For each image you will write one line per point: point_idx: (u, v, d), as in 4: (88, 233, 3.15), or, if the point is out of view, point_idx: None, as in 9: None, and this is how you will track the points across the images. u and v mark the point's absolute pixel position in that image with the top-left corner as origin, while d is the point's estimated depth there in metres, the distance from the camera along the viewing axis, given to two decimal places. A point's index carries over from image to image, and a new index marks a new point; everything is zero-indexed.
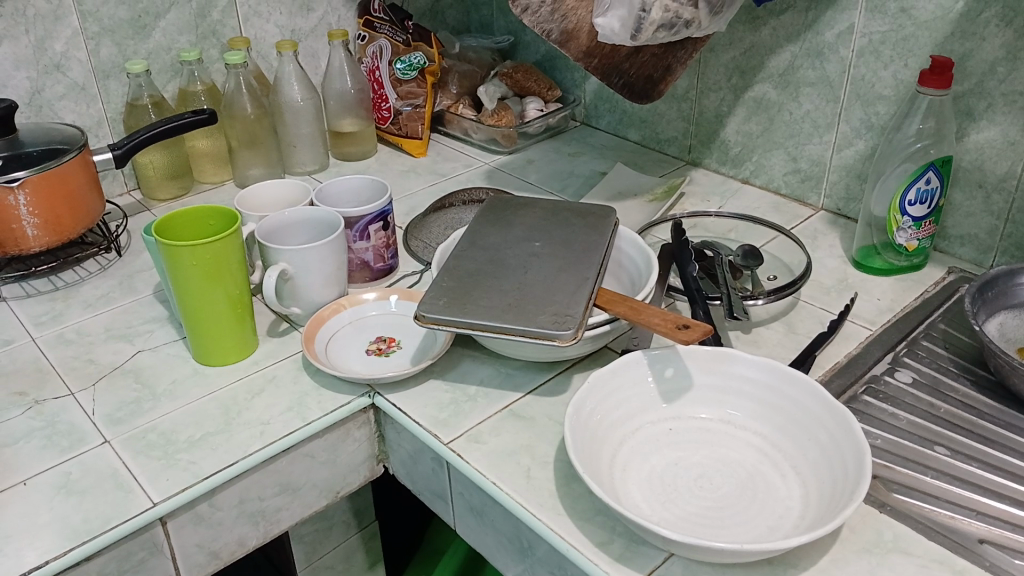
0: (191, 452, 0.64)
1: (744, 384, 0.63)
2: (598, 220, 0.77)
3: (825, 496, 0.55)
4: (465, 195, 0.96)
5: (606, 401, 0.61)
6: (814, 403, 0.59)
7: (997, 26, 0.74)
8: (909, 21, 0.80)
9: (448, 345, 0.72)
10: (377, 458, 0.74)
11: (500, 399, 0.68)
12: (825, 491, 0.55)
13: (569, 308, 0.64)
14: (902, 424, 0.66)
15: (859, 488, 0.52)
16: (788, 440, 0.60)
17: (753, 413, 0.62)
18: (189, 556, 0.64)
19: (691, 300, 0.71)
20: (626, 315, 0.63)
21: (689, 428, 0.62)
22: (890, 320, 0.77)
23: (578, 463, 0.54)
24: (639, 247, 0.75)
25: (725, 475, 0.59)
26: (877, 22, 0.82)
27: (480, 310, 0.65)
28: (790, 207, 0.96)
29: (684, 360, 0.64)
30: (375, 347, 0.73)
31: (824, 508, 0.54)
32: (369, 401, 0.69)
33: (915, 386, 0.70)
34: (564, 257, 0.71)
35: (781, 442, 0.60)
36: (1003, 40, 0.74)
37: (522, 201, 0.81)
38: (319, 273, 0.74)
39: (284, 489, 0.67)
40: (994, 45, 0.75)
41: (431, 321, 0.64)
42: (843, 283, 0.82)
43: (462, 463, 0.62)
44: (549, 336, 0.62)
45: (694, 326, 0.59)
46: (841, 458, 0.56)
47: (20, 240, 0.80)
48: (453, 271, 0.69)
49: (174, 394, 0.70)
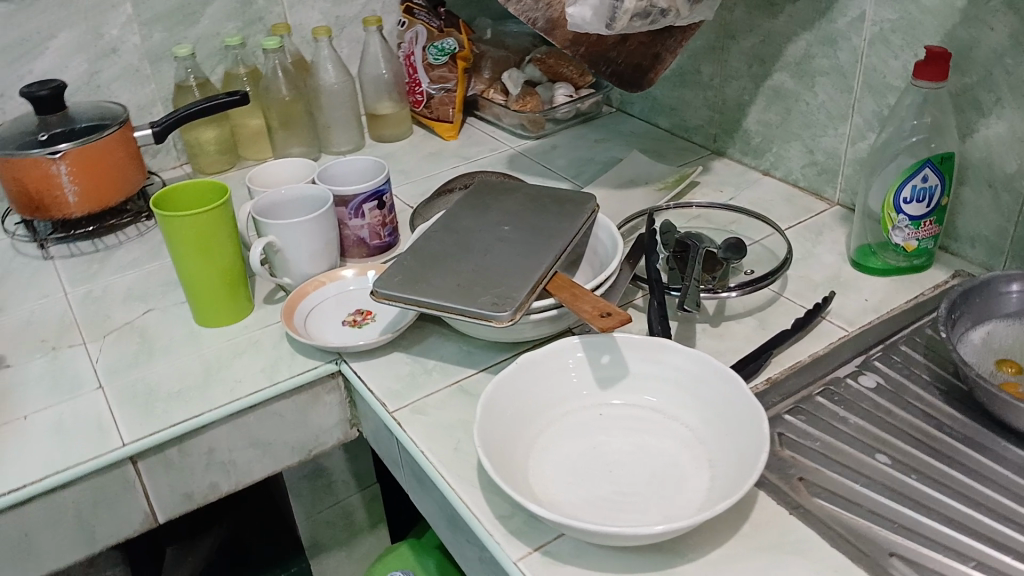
0: (168, 402, 0.71)
1: (677, 376, 0.63)
2: (575, 207, 0.77)
3: (725, 489, 0.55)
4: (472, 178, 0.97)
5: (533, 383, 0.63)
6: (736, 396, 0.58)
7: (1005, 14, 0.69)
8: (917, 9, 0.76)
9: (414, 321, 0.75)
10: (351, 423, 0.78)
11: (454, 374, 0.71)
12: (727, 484, 0.55)
13: (512, 291, 0.66)
14: (848, 429, 0.64)
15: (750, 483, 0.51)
16: (712, 434, 0.60)
17: (684, 405, 0.62)
18: (162, 496, 0.71)
19: (650, 289, 0.71)
20: (565, 300, 0.64)
21: (619, 414, 0.63)
22: (872, 320, 0.74)
23: (482, 439, 0.57)
24: (610, 233, 0.76)
25: (643, 464, 0.59)
26: (887, 10, 0.78)
27: (433, 287, 0.68)
28: (805, 200, 0.93)
29: (621, 349, 0.64)
30: (352, 319, 0.78)
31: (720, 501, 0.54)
32: (337, 368, 0.74)
33: (877, 392, 0.68)
34: (527, 241, 0.73)
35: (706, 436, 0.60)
36: (1010, 30, 0.69)
37: (510, 187, 0.83)
38: (306, 246, 0.79)
39: (255, 443, 0.73)
40: (1002, 34, 0.70)
41: (384, 297, 0.68)
42: (834, 281, 0.80)
43: (402, 431, 0.66)
44: (486, 316, 0.64)
45: (614, 314, 0.60)
46: (749, 454, 0.55)
47: (63, 205, 0.89)
48: (419, 251, 0.72)
49: (169, 350, 0.77)
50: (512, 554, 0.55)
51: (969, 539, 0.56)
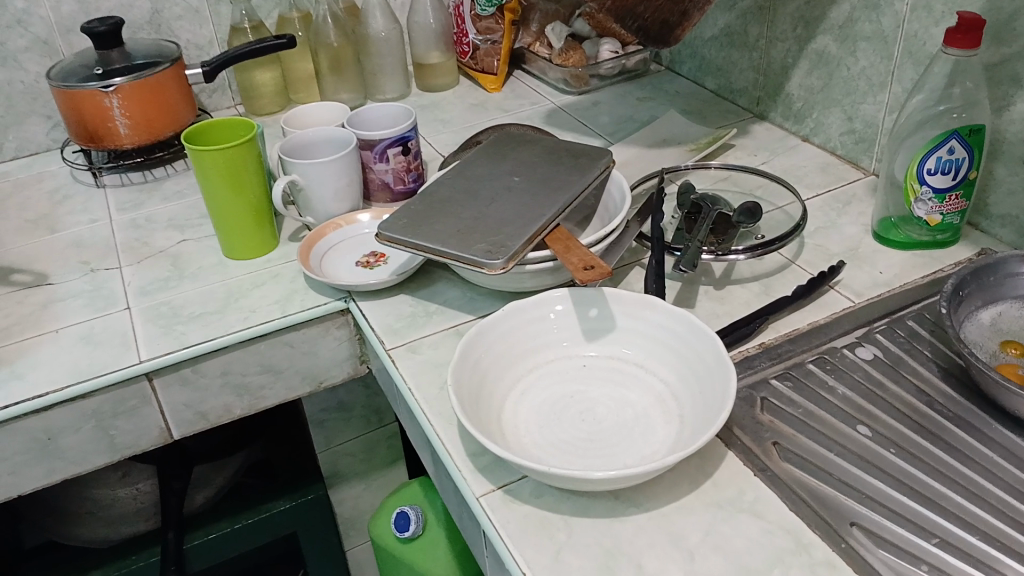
0: (186, 325, 0.75)
1: (660, 332, 0.63)
2: (588, 162, 0.78)
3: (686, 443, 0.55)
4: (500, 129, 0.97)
5: (519, 330, 0.64)
6: (711, 355, 0.58)
7: None
8: None
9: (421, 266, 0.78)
10: (360, 359, 0.82)
11: (453, 318, 0.73)
12: (690, 439, 0.55)
13: (509, 240, 0.67)
14: (834, 398, 0.64)
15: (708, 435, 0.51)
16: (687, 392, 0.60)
17: (665, 361, 0.63)
18: (177, 411, 0.76)
19: (652, 247, 0.72)
20: (557, 251, 0.65)
21: (602, 367, 0.64)
22: (881, 294, 0.73)
23: (457, 376, 0.59)
24: (620, 189, 0.76)
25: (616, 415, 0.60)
26: None
27: (433, 233, 0.70)
28: (839, 169, 0.90)
29: (609, 304, 0.65)
30: (365, 260, 0.80)
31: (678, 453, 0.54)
32: (346, 305, 0.77)
33: (873, 366, 0.66)
34: (534, 192, 0.74)
35: (681, 394, 0.60)
36: None
37: (529, 138, 0.84)
38: (327, 187, 0.82)
39: (267, 370, 0.77)
40: None
41: (387, 239, 0.70)
42: (851, 252, 0.78)
43: (395, 369, 0.69)
44: (480, 263, 0.66)
45: (596, 267, 0.61)
46: (715, 409, 0.55)
47: (116, 137, 0.94)
48: (427, 198, 0.75)
49: (196, 277, 0.81)
50: (475, 489, 0.57)
51: (938, 518, 0.54)
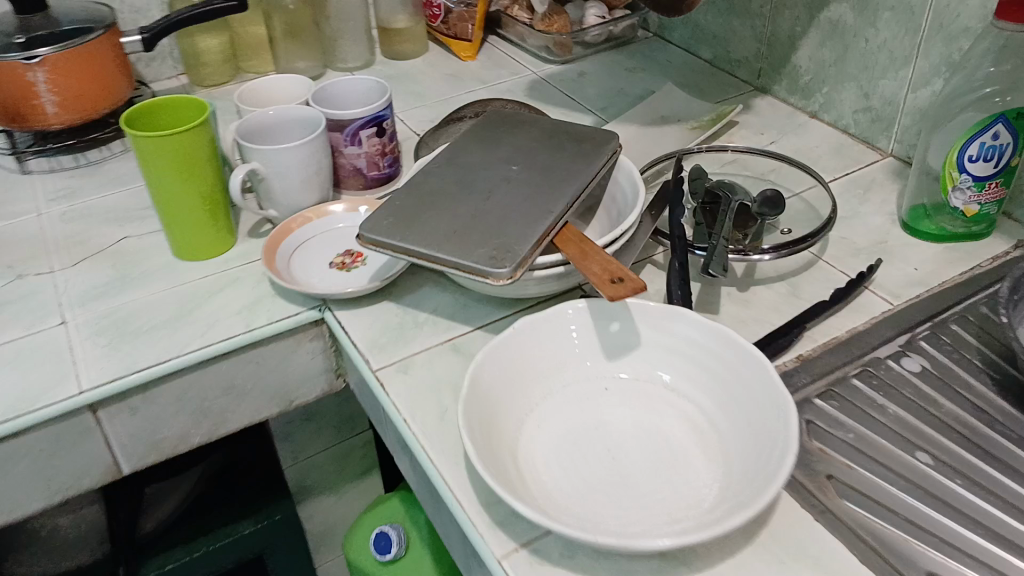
0: (135, 342, 0.65)
1: (689, 347, 0.55)
2: (594, 147, 0.69)
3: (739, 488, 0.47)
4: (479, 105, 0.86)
5: (532, 349, 0.56)
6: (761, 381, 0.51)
7: None
8: None
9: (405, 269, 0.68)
10: (336, 372, 0.73)
11: (446, 330, 0.64)
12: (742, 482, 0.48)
13: (514, 244, 0.59)
14: (885, 420, 0.57)
15: (770, 484, 0.44)
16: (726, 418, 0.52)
17: (696, 381, 0.55)
18: (128, 441, 0.66)
19: (671, 247, 0.64)
20: (574, 258, 0.57)
21: (627, 390, 0.56)
22: (918, 295, 0.66)
23: (467, 409, 0.50)
24: (631, 179, 0.67)
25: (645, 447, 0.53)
26: None
27: (424, 235, 0.60)
28: (854, 149, 0.83)
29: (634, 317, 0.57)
30: (340, 261, 0.71)
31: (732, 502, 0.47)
32: (320, 315, 0.68)
33: (922, 378, 0.60)
34: (536, 184, 0.65)
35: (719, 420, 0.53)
36: None
37: (523, 118, 0.75)
38: (294, 176, 0.72)
39: (230, 390, 0.68)
40: None
41: (370, 243, 0.61)
42: (879, 247, 0.70)
43: (384, 393, 0.60)
44: (483, 273, 0.57)
45: (627, 280, 0.52)
46: (769, 446, 0.47)
47: (42, 116, 0.82)
48: (414, 191, 0.65)
49: (143, 283, 0.71)
50: (494, 548, 0.49)
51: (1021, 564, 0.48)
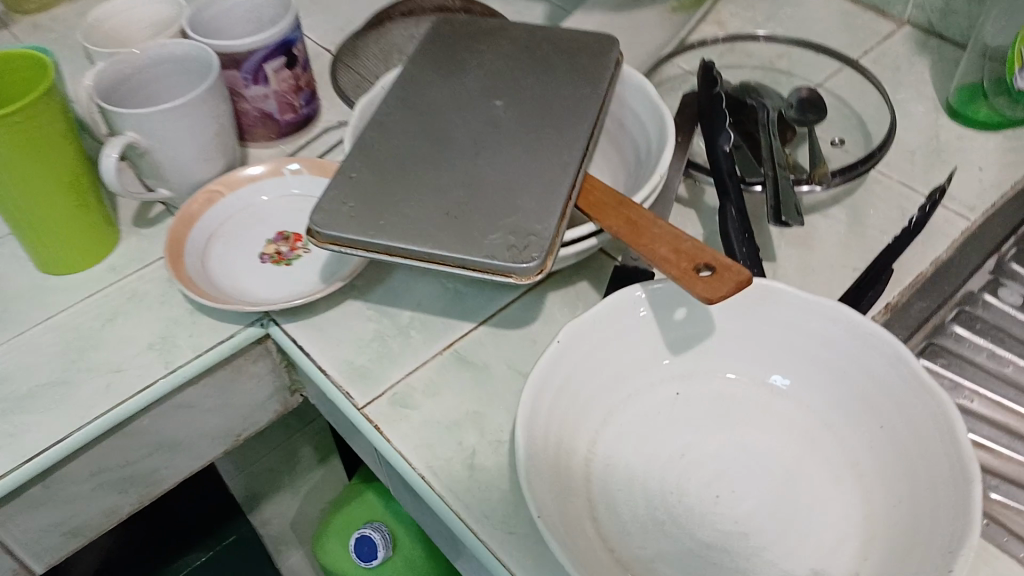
0: (12, 415, 0.46)
1: (804, 339, 0.43)
2: (592, 62, 0.53)
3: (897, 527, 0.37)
4: (404, 8, 0.72)
5: (590, 358, 0.42)
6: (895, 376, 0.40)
7: None
8: None
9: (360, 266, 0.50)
10: (291, 389, 0.57)
11: (442, 335, 0.49)
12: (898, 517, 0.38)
13: (534, 223, 0.43)
14: (1004, 376, 0.49)
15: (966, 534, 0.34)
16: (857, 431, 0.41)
17: (813, 381, 0.43)
18: (35, 541, 0.49)
19: (719, 186, 0.49)
20: (624, 235, 0.42)
21: (706, 396, 0.44)
22: (994, 204, 0.53)
23: (529, 462, 0.38)
24: (649, 100, 0.52)
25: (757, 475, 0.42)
26: None
27: (403, 223, 0.43)
28: (864, 18, 0.70)
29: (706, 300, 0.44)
30: (274, 252, 0.53)
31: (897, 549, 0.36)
32: (264, 330, 0.50)
33: (1022, 313, 0.52)
34: (534, 128, 0.49)
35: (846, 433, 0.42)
36: None
37: (484, 27, 0.57)
38: (185, 143, 0.52)
39: (159, 447, 0.51)
40: None
41: (329, 241, 0.43)
42: (934, 145, 0.58)
43: (383, 441, 0.44)
44: (503, 270, 0.41)
45: (721, 270, 0.38)
46: (930, 483, 0.37)
47: None
48: (370, 156, 0.47)
49: (5, 319, 0.51)
50: None
51: None
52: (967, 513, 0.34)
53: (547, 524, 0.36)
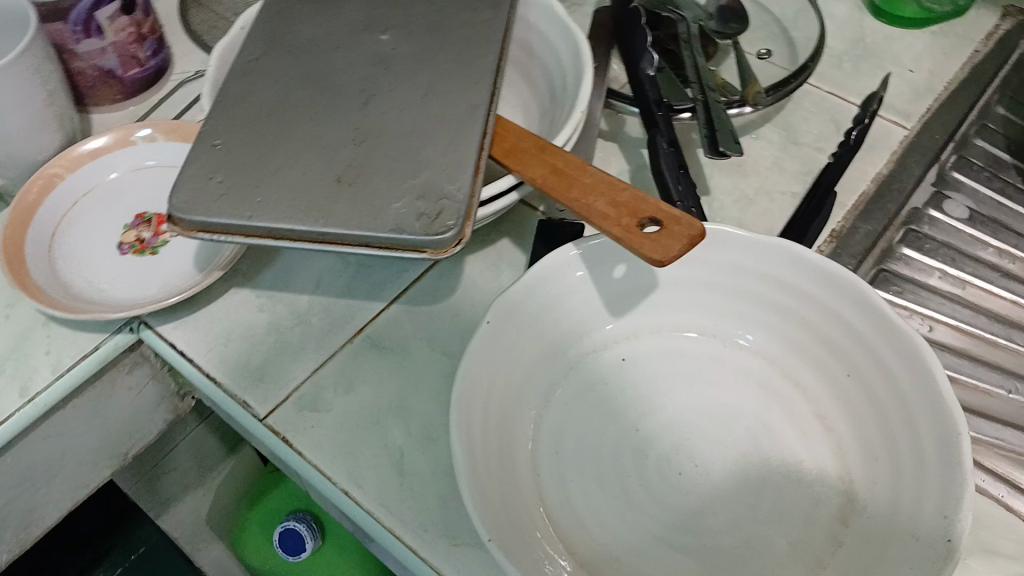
0: None
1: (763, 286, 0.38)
2: None
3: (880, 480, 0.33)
4: None
5: (527, 332, 0.37)
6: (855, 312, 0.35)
7: None
8: None
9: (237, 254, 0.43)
10: (179, 393, 0.49)
11: (349, 318, 0.43)
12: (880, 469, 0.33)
13: (444, 184, 0.36)
14: (958, 296, 0.45)
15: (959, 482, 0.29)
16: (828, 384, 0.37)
17: (777, 333, 0.39)
18: None
19: (646, 118, 0.43)
20: (549, 188, 0.36)
21: (658, 358, 0.40)
22: (930, 107, 0.50)
23: (469, 466, 0.31)
24: (557, 22, 0.45)
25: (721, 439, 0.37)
26: None
27: (286, 196, 0.36)
28: None
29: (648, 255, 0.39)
30: (133, 241, 0.45)
31: (885, 506, 0.32)
32: (136, 336, 0.43)
33: (974, 227, 0.48)
34: (430, 67, 0.41)
35: (817, 388, 0.37)
36: None
37: None
38: (10, 120, 0.42)
39: (27, 483, 0.43)
40: None
41: (197, 228, 0.35)
42: (860, 47, 0.54)
43: (293, 454, 0.38)
44: (415, 246, 0.34)
45: (669, 224, 0.32)
46: (912, 436, 0.32)
47: None
48: (236, 118, 0.39)
49: None
50: None
51: None
52: (957, 469, 0.29)
53: (501, 548, 0.29)
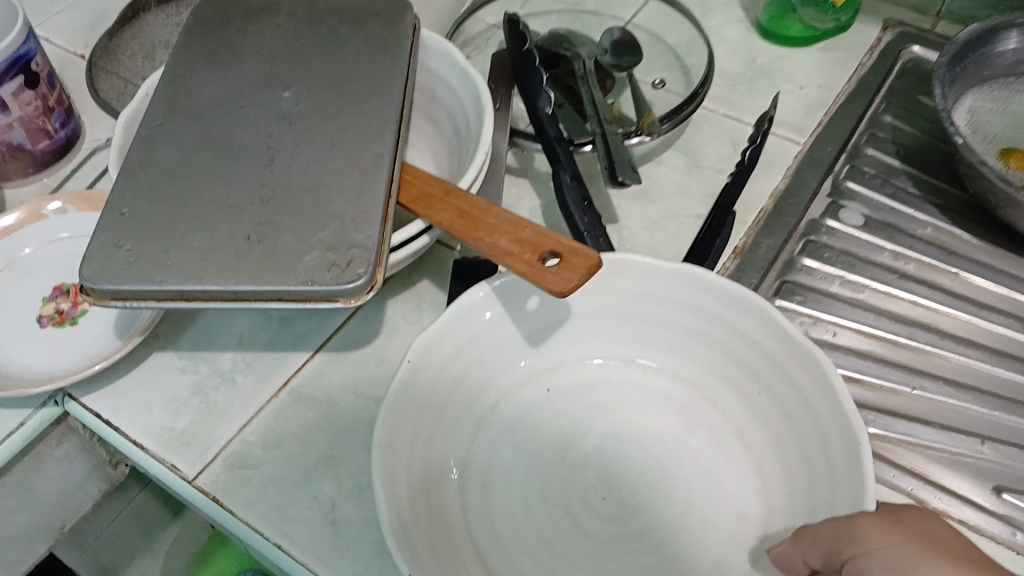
0: None
1: (671, 311, 0.40)
2: (387, 32, 0.47)
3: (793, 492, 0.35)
4: None
5: (447, 378, 0.38)
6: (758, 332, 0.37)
7: None
8: None
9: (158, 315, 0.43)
10: (112, 462, 0.49)
11: (274, 374, 0.43)
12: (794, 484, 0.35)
13: (353, 234, 0.37)
14: (863, 301, 0.46)
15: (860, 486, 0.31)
16: (742, 401, 0.39)
17: (689, 354, 0.40)
18: None
19: (550, 156, 0.45)
20: (455, 228, 0.37)
21: (575, 392, 0.41)
22: (820, 121, 0.53)
23: (398, 521, 0.31)
24: (457, 67, 0.47)
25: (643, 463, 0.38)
26: None
27: (196, 258, 0.36)
28: None
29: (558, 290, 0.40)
30: (53, 314, 0.45)
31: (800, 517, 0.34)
32: (61, 409, 0.43)
33: (868, 231, 0.49)
34: (334, 120, 0.42)
35: (734, 407, 0.39)
36: None
37: (255, 9, 0.50)
38: None
39: None
40: None
41: (109, 297, 0.36)
42: (753, 68, 0.57)
43: (224, 515, 0.38)
44: (326, 297, 0.35)
45: (571, 256, 0.34)
46: (822, 442, 0.34)
47: None
48: (142, 185, 0.40)
49: None
50: None
51: None
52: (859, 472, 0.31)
53: None
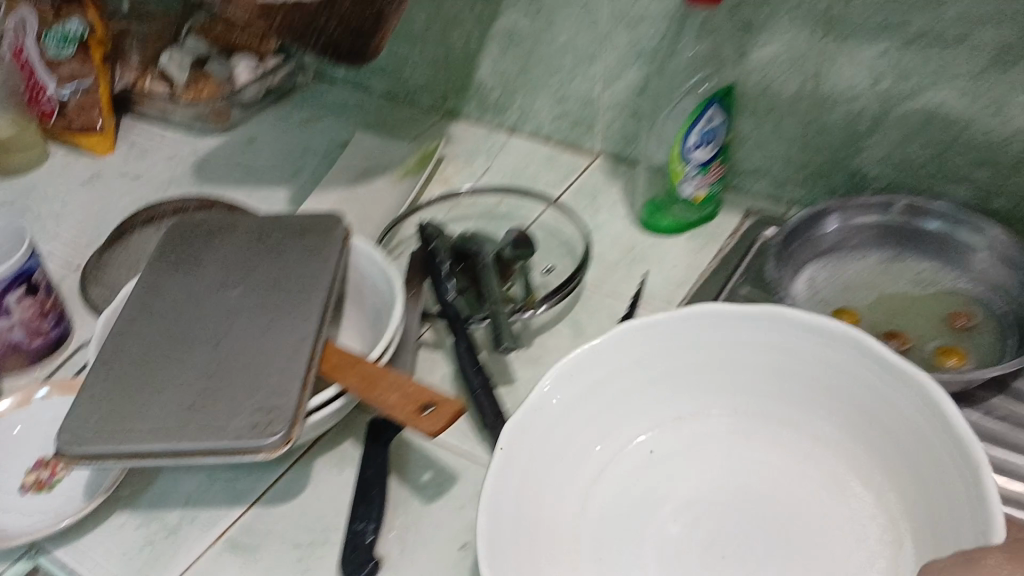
0: None
1: (669, 359, 0.49)
2: (319, 239, 0.58)
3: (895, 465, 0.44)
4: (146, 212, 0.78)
5: (523, 509, 0.44)
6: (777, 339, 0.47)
7: None
8: None
9: (119, 478, 0.52)
10: None
11: (216, 523, 0.51)
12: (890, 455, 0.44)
13: (277, 399, 0.46)
14: None
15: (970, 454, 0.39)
16: (793, 427, 0.48)
17: (708, 394, 0.50)
18: None
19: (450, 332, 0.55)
20: (358, 391, 0.46)
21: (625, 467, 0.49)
22: (685, 295, 0.65)
23: None
24: (377, 265, 0.58)
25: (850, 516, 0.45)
26: None
27: (150, 423, 0.45)
28: (564, 158, 0.84)
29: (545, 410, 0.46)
30: (34, 482, 0.53)
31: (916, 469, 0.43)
32: (32, 563, 0.50)
33: None
34: (271, 310, 0.53)
35: (793, 433, 0.48)
36: None
37: (218, 226, 0.62)
38: None
39: None
40: None
41: (77, 458, 0.44)
42: (631, 254, 0.69)
43: None
44: (250, 449, 0.44)
45: (439, 405, 0.43)
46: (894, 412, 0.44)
47: None
48: (113, 368, 0.50)
49: None
50: None
51: None
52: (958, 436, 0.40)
53: None
